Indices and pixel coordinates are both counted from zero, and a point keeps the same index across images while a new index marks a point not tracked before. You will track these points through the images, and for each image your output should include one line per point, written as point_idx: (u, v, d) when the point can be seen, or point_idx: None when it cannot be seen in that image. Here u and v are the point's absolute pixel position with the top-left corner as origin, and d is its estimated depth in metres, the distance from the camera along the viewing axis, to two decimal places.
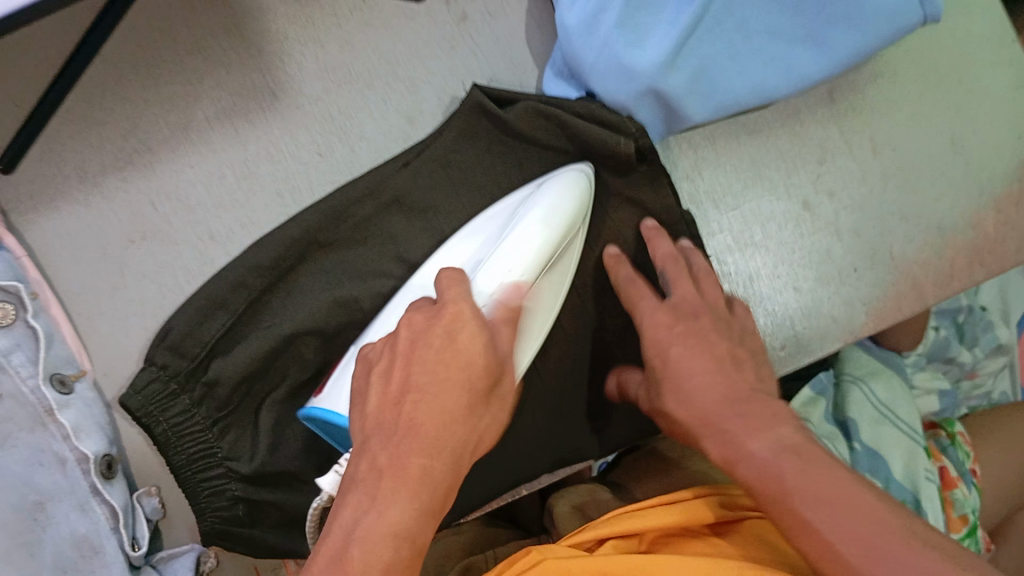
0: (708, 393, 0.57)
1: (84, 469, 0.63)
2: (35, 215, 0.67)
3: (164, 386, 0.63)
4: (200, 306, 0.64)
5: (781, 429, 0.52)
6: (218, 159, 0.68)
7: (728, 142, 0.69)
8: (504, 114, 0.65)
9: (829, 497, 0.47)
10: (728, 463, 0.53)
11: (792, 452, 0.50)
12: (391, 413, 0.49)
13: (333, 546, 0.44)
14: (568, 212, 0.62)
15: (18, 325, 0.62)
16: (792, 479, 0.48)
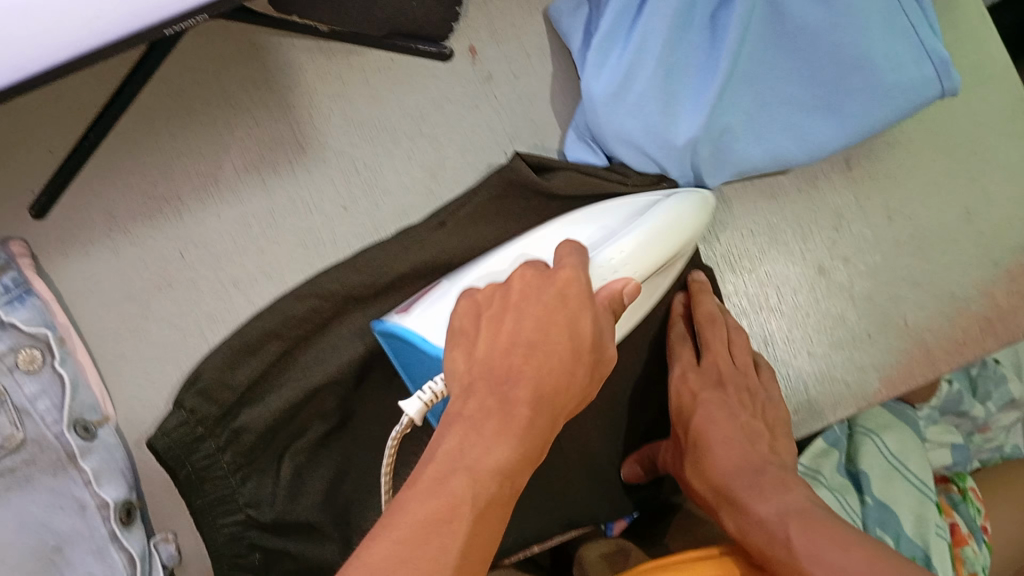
0: (726, 456, 0.62)
1: (104, 516, 0.64)
2: (64, 258, 0.69)
3: (191, 430, 0.64)
4: (233, 351, 0.65)
5: (789, 496, 0.57)
6: (245, 209, 0.70)
7: (744, 205, 0.70)
8: (545, 183, 0.66)
9: (830, 552, 0.50)
10: (740, 529, 0.58)
11: (797, 517, 0.55)
12: (497, 359, 0.46)
13: (434, 472, 0.40)
14: (695, 216, 0.63)
15: (45, 371, 0.64)
16: (795, 537, 0.53)
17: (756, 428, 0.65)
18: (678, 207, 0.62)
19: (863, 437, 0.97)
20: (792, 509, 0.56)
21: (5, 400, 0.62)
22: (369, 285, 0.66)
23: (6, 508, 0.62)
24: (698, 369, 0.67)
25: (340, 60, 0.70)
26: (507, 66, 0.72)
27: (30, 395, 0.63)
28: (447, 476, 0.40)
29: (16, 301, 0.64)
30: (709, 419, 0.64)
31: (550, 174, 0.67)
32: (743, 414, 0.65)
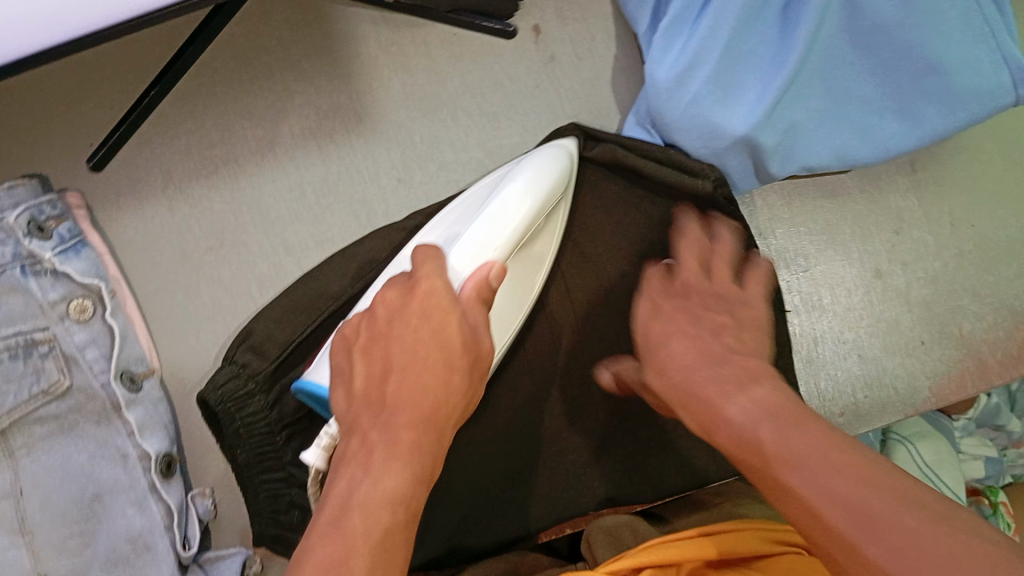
0: (679, 356, 0.52)
1: (144, 466, 0.66)
2: (118, 212, 0.69)
3: (242, 384, 0.64)
4: (284, 308, 0.66)
5: (756, 391, 0.46)
6: (300, 174, 0.70)
7: (804, 201, 0.69)
8: (586, 152, 0.66)
9: (799, 457, 0.40)
10: (708, 432, 0.47)
11: (771, 419, 0.43)
12: (374, 390, 0.47)
13: (330, 516, 0.42)
14: (547, 179, 0.60)
15: (95, 322, 0.65)
16: (769, 443, 0.42)
17: (722, 325, 0.53)
18: (534, 177, 0.60)
19: (897, 444, 0.96)
20: (765, 409, 0.44)
21: (53, 347, 0.64)
22: None
23: (49, 454, 0.64)
24: (642, 285, 0.62)
25: (404, 33, 0.70)
26: (571, 46, 0.71)
27: (79, 344, 0.64)
28: (360, 492, 0.42)
29: (71, 252, 0.64)
30: (662, 327, 0.55)
31: (593, 148, 0.66)
32: (706, 310, 0.55)
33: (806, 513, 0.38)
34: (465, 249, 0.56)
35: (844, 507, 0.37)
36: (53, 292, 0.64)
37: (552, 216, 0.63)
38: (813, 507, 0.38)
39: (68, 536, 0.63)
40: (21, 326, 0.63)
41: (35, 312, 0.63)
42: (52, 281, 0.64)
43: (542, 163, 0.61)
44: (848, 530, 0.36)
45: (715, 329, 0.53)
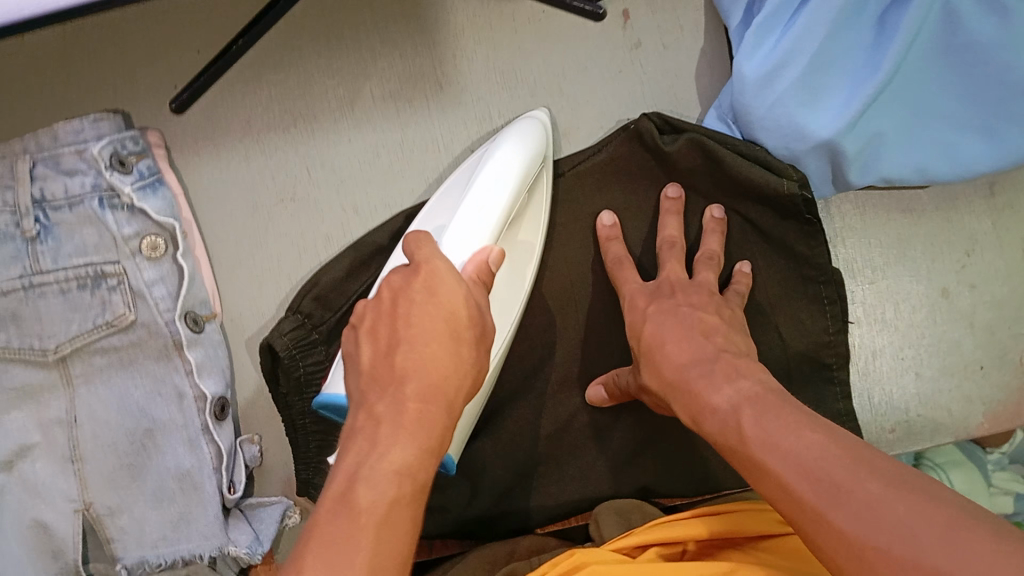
0: (677, 353, 0.56)
1: (200, 408, 0.66)
2: (196, 156, 0.70)
3: (308, 334, 0.66)
4: (354, 264, 0.67)
5: (741, 383, 0.51)
6: (375, 136, 0.70)
7: (877, 213, 0.69)
8: (666, 144, 0.65)
9: (776, 440, 0.46)
10: (696, 421, 0.52)
11: (751, 403, 0.49)
12: (381, 363, 0.47)
13: (337, 489, 0.43)
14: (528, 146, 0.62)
15: (166, 261, 0.66)
16: (746, 427, 0.48)
17: (713, 322, 0.58)
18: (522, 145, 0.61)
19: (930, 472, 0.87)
20: (746, 395, 0.50)
21: (122, 281, 0.64)
22: None
23: (108, 386, 0.65)
24: (647, 285, 0.63)
25: (493, 6, 0.70)
26: (659, 33, 0.70)
27: (148, 280, 0.65)
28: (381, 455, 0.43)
29: (149, 189, 0.66)
30: (659, 330, 0.58)
31: (676, 137, 0.66)
32: (692, 313, 0.58)
33: (782, 492, 0.44)
34: (455, 237, 0.55)
35: (815, 482, 0.43)
36: (128, 227, 0.65)
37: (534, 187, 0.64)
38: (786, 482, 0.44)
39: (117, 469, 0.65)
40: (94, 257, 0.64)
41: (109, 245, 0.65)
42: (128, 216, 0.65)
43: (519, 139, 0.62)
44: (814, 502, 0.42)
45: (706, 326, 0.57)
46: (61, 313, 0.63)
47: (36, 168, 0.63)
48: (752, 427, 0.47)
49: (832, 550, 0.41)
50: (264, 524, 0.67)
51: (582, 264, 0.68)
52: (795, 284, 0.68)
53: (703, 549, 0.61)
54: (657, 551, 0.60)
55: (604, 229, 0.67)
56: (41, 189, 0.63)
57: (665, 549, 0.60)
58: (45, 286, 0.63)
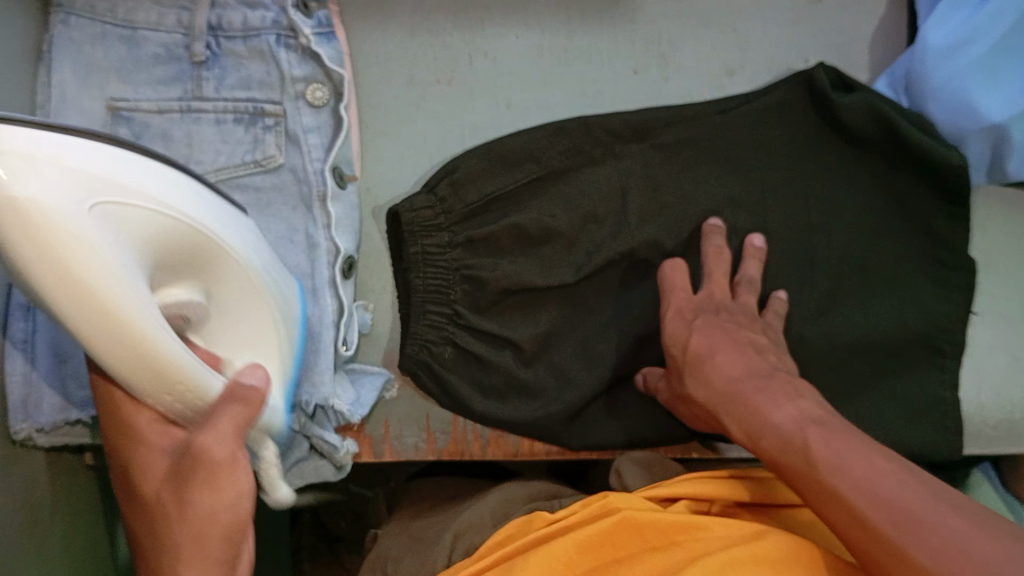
0: (732, 365, 0.59)
1: (330, 262, 0.66)
2: (365, 21, 0.71)
3: (433, 215, 0.65)
4: (490, 157, 0.66)
5: (802, 403, 0.55)
6: (542, 38, 0.71)
7: (1020, 214, 0.70)
8: (837, 98, 0.66)
9: (850, 464, 0.49)
10: (751, 435, 0.56)
11: (815, 424, 0.53)
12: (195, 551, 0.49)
13: None
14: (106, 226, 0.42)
15: (325, 111, 0.67)
16: (815, 448, 0.51)
17: (761, 342, 0.62)
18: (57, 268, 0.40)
19: None
20: (811, 417, 0.53)
21: (279, 123, 0.65)
22: (632, 128, 0.68)
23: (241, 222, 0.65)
24: (693, 298, 0.64)
25: None
26: None
27: (305, 127, 0.66)
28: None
29: (323, 38, 0.66)
30: (708, 341, 0.61)
31: (847, 94, 0.66)
32: (740, 328, 0.62)
33: (849, 513, 0.48)
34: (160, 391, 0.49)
35: (890, 511, 0.46)
36: (298, 69, 0.65)
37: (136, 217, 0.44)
38: (857, 506, 0.48)
39: None
40: (257, 94, 0.65)
41: (274, 83, 0.65)
42: (299, 57, 0.65)
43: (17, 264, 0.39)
44: (891, 530, 0.46)
45: (748, 346, 0.61)
46: (213, 141, 0.64)
47: None
48: (813, 445, 0.51)
49: (898, 544, 0.45)
50: (365, 389, 0.67)
51: (722, 201, 0.68)
52: (926, 266, 0.68)
53: (724, 509, 0.64)
54: (686, 505, 0.62)
55: (708, 226, 0.66)
56: (217, 16, 0.64)
57: (693, 503, 0.63)
58: (201, 113, 0.64)
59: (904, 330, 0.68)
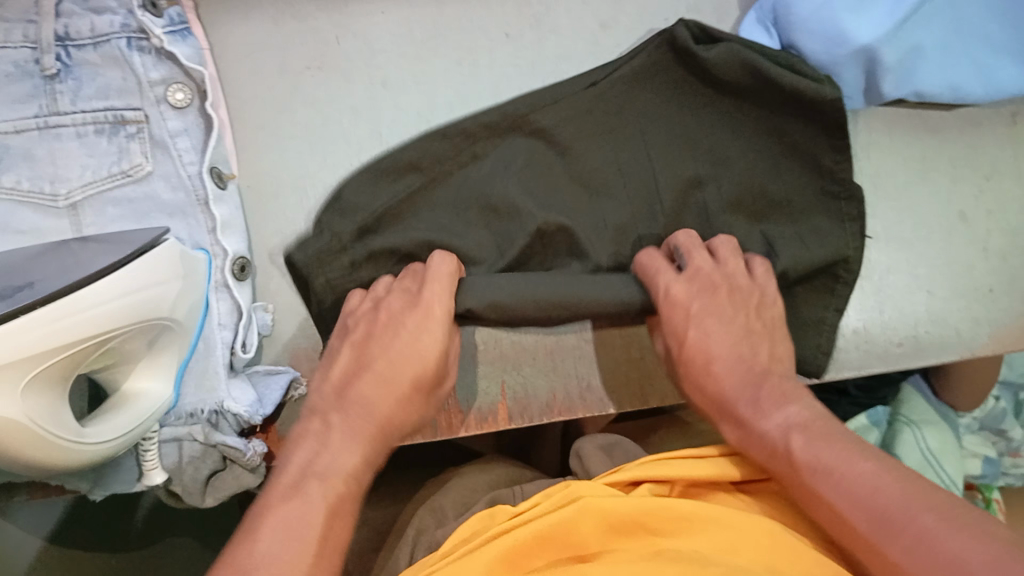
0: (731, 377, 0.58)
1: (220, 265, 0.64)
2: (224, 13, 0.68)
3: (332, 244, 0.63)
4: (373, 173, 0.65)
5: (792, 408, 0.54)
6: (411, 12, 0.69)
7: (903, 132, 0.70)
8: (704, 53, 0.65)
9: (832, 468, 0.48)
10: (741, 443, 0.56)
11: (801, 430, 0.52)
12: (350, 381, 0.59)
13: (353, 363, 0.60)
14: (85, 337, 0.50)
15: (191, 112, 0.64)
16: (799, 454, 0.50)
17: (756, 328, 0.62)
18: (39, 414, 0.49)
19: (903, 427, 0.91)
20: (799, 423, 0.52)
21: (142, 129, 0.63)
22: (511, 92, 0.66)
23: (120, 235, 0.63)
24: (684, 277, 0.63)
25: None
26: None
27: (171, 130, 0.64)
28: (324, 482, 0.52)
29: (178, 36, 0.64)
30: (706, 336, 0.60)
31: (712, 46, 0.65)
32: (736, 314, 0.62)
33: (838, 519, 0.47)
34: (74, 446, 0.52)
35: (868, 509, 0.45)
36: (155, 72, 0.63)
37: (88, 318, 0.50)
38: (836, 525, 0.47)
39: None
40: (116, 101, 0.62)
41: (133, 89, 0.63)
42: (156, 60, 0.63)
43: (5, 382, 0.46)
44: (867, 529, 0.45)
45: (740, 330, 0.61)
46: (77, 155, 0.61)
47: (62, 2, 0.61)
48: (796, 444, 0.51)
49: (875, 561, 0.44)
50: (268, 391, 0.65)
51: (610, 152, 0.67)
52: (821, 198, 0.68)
53: (690, 489, 0.58)
54: (650, 488, 0.57)
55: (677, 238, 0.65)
56: (64, 25, 0.61)
57: (656, 488, 0.57)
58: (60, 128, 0.61)
59: (811, 257, 0.66)
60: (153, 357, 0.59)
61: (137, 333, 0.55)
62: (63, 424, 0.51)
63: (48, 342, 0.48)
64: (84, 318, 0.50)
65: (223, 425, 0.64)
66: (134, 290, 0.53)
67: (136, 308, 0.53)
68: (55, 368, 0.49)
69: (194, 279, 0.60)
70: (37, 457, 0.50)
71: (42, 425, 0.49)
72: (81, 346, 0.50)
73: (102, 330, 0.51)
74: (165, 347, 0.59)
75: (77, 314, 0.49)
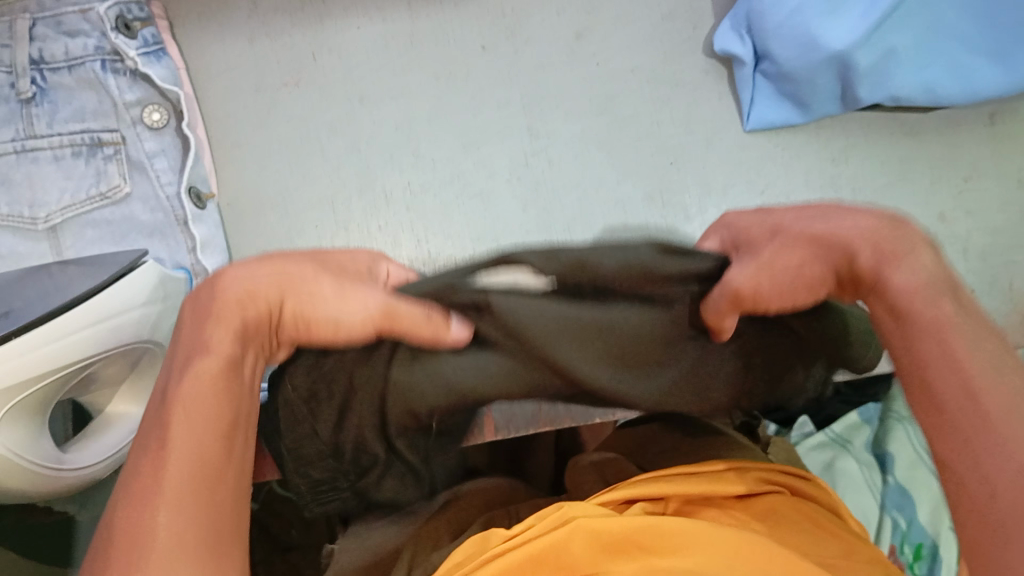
0: (816, 210, 0.40)
1: (199, 285, 0.64)
2: (201, 34, 0.68)
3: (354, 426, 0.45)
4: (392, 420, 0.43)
5: (924, 256, 0.38)
6: (387, 27, 0.69)
7: (881, 135, 0.70)
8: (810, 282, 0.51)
9: (930, 366, 0.36)
10: (903, 316, 0.37)
11: (949, 291, 0.37)
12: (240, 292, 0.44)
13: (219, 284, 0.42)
14: (62, 364, 0.50)
15: (167, 133, 0.65)
16: (934, 340, 0.36)
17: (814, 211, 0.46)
18: (17, 444, 0.49)
19: None
20: (917, 284, 0.37)
21: (119, 151, 0.63)
22: None
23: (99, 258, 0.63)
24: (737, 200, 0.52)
25: None
26: None
27: (148, 151, 0.64)
28: (189, 367, 0.39)
29: (152, 58, 0.63)
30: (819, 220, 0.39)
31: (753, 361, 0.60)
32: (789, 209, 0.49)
33: (955, 405, 0.35)
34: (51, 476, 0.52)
35: (954, 418, 0.35)
36: (130, 93, 0.63)
37: (65, 345, 0.50)
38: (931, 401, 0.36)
39: None
40: (92, 124, 0.63)
41: (109, 111, 0.63)
42: (130, 82, 0.63)
43: None
44: (962, 429, 0.34)
45: (869, 218, 0.39)
46: (55, 178, 0.62)
47: (36, 26, 0.61)
48: (918, 313, 0.37)
49: (960, 447, 0.34)
50: None
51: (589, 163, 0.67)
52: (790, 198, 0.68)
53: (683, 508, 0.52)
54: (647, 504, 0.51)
55: None
56: (39, 49, 0.61)
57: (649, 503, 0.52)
58: (38, 151, 0.61)
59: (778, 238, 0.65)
60: (134, 381, 0.59)
61: (117, 356, 0.55)
62: (38, 455, 0.51)
63: (26, 372, 0.48)
64: (61, 346, 0.50)
65: None
66: (111, 317, 0.53)
67: (114, 335, 0.53)
68: (32, 397, 0.50)
69: (174, 300, 0.60)
70: (16, 489, 0.50)
71: (21, 457, 0.49)
72: (58, 374, 0.50)
73: (79, 359, 0.51)
74: (146, 369, 0.59)
75: (54, 343, 0.49)
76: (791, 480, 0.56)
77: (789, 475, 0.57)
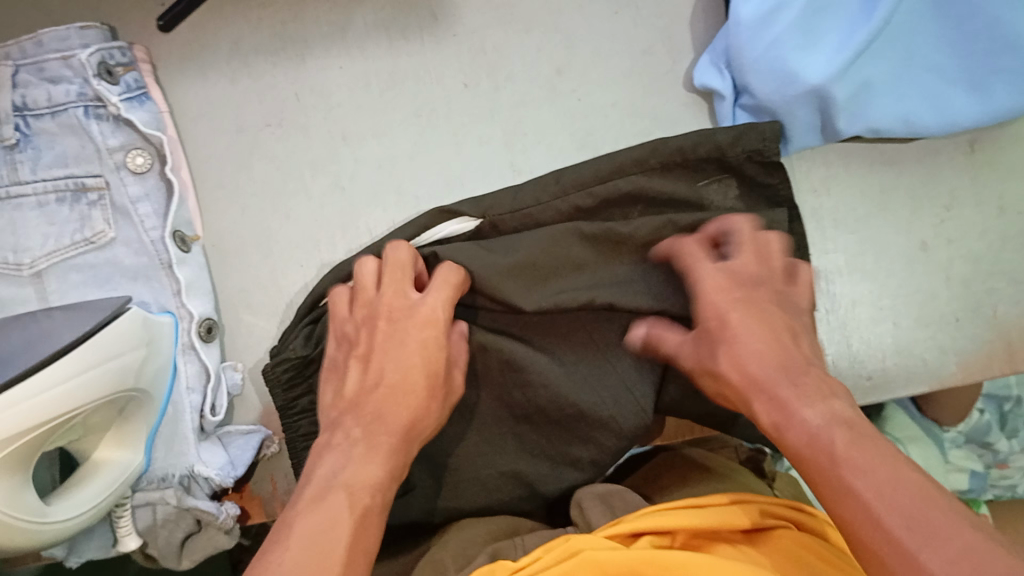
0: (755, 333, 0.49)
1: (185, 328, 0.65)
2: (182, 76, 0.69)
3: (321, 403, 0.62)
4: None
5: (836, 403, 0.44)
6: (368, 65, 0.69)
7: (861, 164, 0.71)
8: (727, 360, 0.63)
9: (868, 461, 0.40)
10: (777, 427, 0.45)
11: (846, 425, 0.43)
12: (364, 397, 0.52)
13: (368, 412, 0.50)
14: (45, 418, 0.51)
15: (151, 177, 0.65)
16: (841, 447, 0.41)
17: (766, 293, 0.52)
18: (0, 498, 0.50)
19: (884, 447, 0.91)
20: (844, 418, 0.43)
21: (103, 196, 0.63)
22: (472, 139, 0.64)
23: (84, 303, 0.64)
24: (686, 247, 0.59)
25: None
26: None
27: (132, 196, 0.64)
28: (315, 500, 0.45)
29: (135, 102, 0.64)
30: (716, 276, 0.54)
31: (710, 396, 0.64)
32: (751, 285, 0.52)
33: (864, 512, 0.39)
34: (35, 529, 0.53)
35: (873, 522, 0.38)
36: (113, 139, 0.63)
37: (50, 399, 0.51)
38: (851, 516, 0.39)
39: None
40: (75, 169, 0.63)
41: (91, 156, 0.63)
42: (112, 127, 0.63)
43: None
44: (890, 528, 0.37)
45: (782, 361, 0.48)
46: (38, 225, 0.62)
47: (18, 73, 0.61)
48: (834, 434, 0.42)
49: (879, 552, 0.37)
50: (239, 452, 0.66)
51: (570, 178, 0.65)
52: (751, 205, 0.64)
53: (691, 542, 0.55)
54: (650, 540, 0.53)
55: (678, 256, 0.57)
56: (22, 96, 0.61)
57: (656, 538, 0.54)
58: (22, 198, 0.61)
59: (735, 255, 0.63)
60: (122, 424, 0.59)
61: (102, 405, 0.56)
62: (21, 509, 0.51)
63: (9, 427, 0.48)
64: (44, 400, 0.50)
65: (193, 492, 0.65)
66: (92, 367, 0.53)
67: (96, 384, 0.54)
68: (16, 451, 0.50)
69: (159, 343, 0.61)
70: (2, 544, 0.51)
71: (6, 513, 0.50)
72: (41, 429, 0.51)
73: (60, 411, 0.52)
74: (133, 413, 0.59)
75: (36, 396, 0.50)
76: (797, 514, 0.57)
77: (795, 509, 0.58)
